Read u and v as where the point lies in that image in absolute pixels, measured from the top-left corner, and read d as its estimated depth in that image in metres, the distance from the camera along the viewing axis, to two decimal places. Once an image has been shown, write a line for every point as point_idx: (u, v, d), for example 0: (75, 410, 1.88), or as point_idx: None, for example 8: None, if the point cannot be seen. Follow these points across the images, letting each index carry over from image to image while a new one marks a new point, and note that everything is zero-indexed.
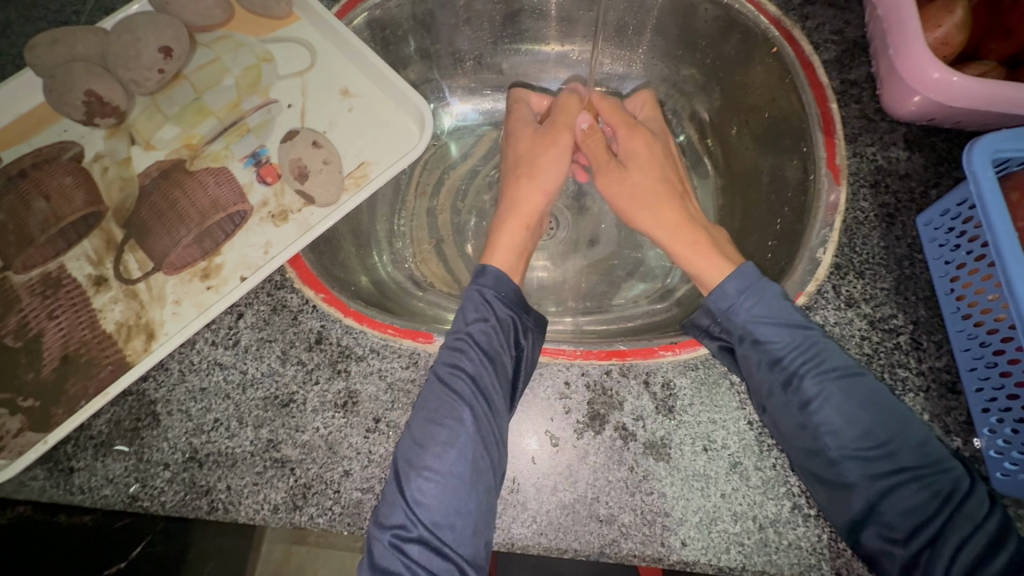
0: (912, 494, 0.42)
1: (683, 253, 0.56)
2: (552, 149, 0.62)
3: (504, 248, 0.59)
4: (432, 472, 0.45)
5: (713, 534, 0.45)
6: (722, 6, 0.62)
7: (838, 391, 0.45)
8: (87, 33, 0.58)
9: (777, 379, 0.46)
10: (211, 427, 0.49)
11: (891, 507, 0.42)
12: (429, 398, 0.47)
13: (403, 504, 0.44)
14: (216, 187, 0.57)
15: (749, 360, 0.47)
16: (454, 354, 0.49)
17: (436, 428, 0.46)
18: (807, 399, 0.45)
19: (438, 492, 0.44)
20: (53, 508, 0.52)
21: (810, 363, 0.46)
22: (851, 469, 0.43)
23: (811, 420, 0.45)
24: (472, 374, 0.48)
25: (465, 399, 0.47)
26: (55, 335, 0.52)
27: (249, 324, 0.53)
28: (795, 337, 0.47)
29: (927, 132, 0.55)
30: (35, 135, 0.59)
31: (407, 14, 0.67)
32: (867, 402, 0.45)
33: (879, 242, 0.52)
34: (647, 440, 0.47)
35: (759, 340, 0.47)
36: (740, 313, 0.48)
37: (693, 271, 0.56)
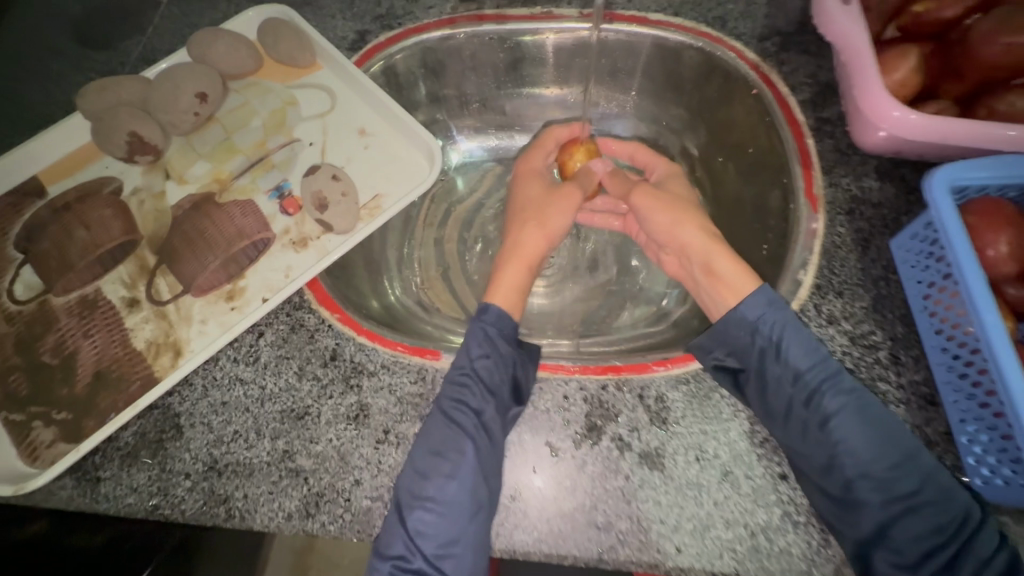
0: (919, 517, 0.44)
1: (722, 256, 0.56)
2: (561, 199, 0.63)
3: (506, 289, 0.58)
4: (433, 503, 0.47)
5: (706, 540, 0.46)
6: (706, 53, 0.68)
7: (856, 411, 0.47)
8: (131, 81, 0.65)
9: (798, 396, 0.48)
10: (231, 439, 0.53)
11: (897, 530, 0.44)
12: (432, 431, 0.49)
13: (405, 536, 0.46)
14: (241, 218, 0.61)
15: (772, 374, 0.49)
16: (458, 389, 0.51)
17: (438, 459, 0.48)
18: (826, 416, 0.47)
19: (438, 523, 0.47)
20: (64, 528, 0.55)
21: (830, 381, 0.48)
22: (863, 490, 0.45)
23: (829, 435, 0.47)
24: (476, 407, 0.50)
25: (468, 432, 0.49)
26: (90, 353, 0.56)
27: (269, 342, 0.56)
28: (817, 354, 0.49)
29: (897, 164, 0.59)
30: (79, 171, 0.65)
31: (419, 62, 0.74)
32: (872, 423, 0.46)
33: (856, 265, 0.56)
34: (642, 451, 0.49)
35: (783, 354, 0.49)
36: (770, 324, 0.50)
37: (729, 279, 0.56)
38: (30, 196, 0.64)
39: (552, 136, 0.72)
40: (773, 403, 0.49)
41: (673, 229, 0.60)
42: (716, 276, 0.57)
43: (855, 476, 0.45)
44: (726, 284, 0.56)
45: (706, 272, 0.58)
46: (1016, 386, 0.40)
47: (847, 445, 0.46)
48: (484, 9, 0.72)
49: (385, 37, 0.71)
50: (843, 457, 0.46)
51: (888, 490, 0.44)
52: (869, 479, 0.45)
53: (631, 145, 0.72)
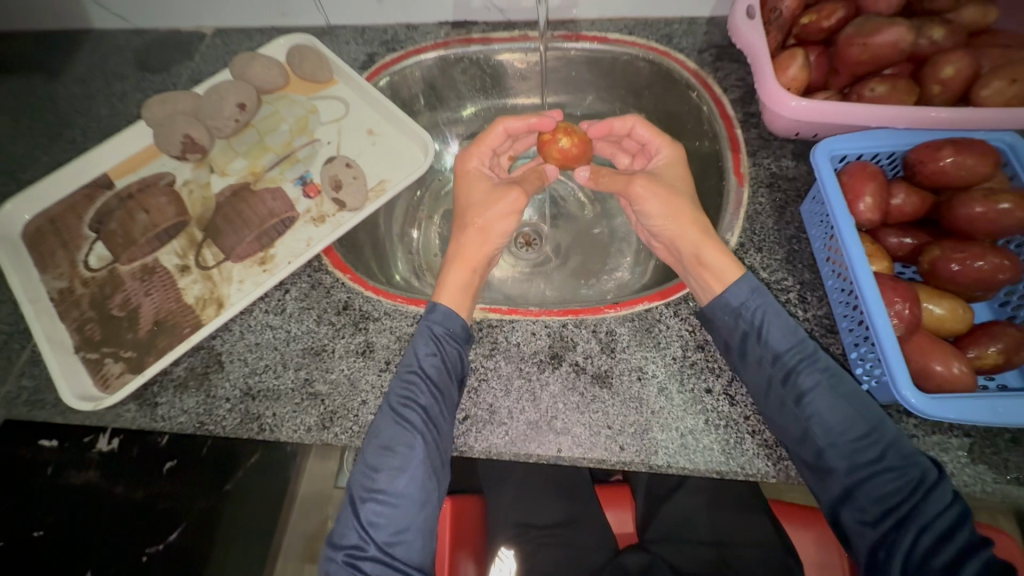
0: (884, 482, 0.52)
1: (710, 249, 0.61)
2: (501, 206, 0.68)
3: (452, 290, 0.65)
4: (385, 495, 0.56)
5: (645, 440, 0.57)
6: (656, 64, 0.82)
7: (827, 389, 0.55)
8: (186, 96, 0.81)
9: (777, 374, 0.56)
10: (262, 370, 0.65)
11: (861, 491, 0.52)
12: (385, 429, 0.57)
13: (361, 528, 0.56)
14: (272, 201, 0.75)
15: (753, 355, 0.57)
16: (408, 388, 0.58)
17: (390, 455, 0.57)
18: (802, 393, 0.55)
19: (390, 512, 0.56)
20: (116, 480, 0.75)
21: (806, 360, 0.56)
22: (832, 457, 0.53)
23: (802, 410, 0.55)
24: (423, 405, 0.58)
25: (417, 428, 0.57)
26: (151, 306, 0.69)
27: (294, 296, 0.69)
28: (795, 337, 0.57)
29: (809, 147, 0.72)
30: (141, 168, 0.80)
31: (418, 78, 0.89)
32: (841, 398, 0.54)
33: (773, 226, 0.67)
34: (594, 373, 0.61)
35: (764, 337, 0.57)
36: (752, 309, 0.58)
37: (713, 267, 0.61)
38: (101, 188, 0.78)
39: (500, 127, 0.73)
40: (755, 380, 0.57)
41: (669, 221, 0.65)
42: (703, 265, 0.61)
43: (825, 446, 0.54)
44: (712, 271, 0.61)
45: (694, 260, 0.62)
46: (896, 365, 0.51)
47: (819, 417, 0.54)
48: (472, 34, 0.87)
49: (391, 58, 0.87)
50: (815, 431, 0.54)
51: (855, 457, 0.53)
52: (838, 448, 0.53)
53: (634, 123, 0.72)
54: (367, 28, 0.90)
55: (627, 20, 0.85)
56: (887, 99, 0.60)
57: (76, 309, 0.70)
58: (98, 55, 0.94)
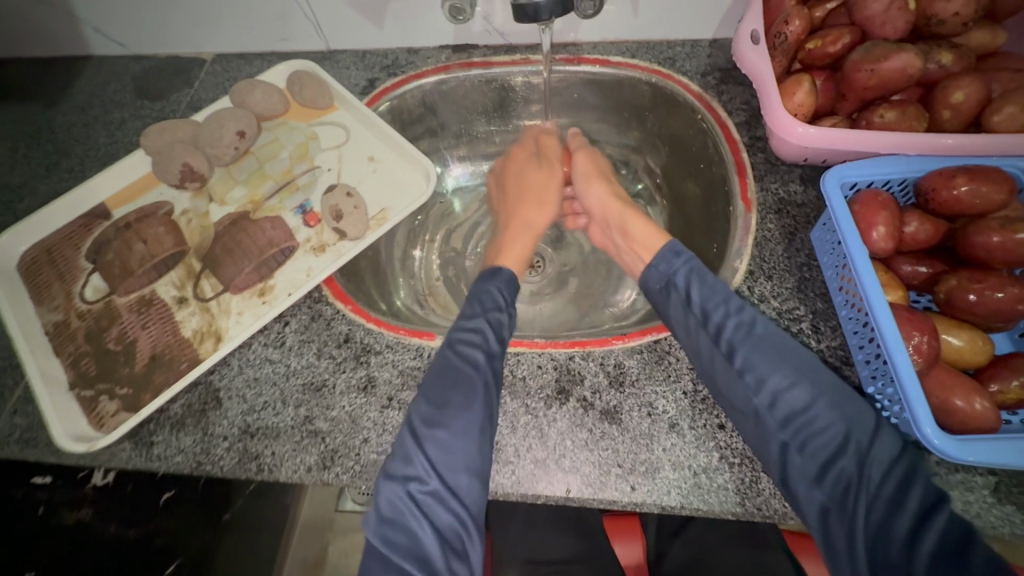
0: (823, 433, 0.51)
1: (634, 220, 0.69)
2: (552, 180, 0.79)
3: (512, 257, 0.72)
4: (446, 431, 0.54)
5: (657, 479, 0.55)
6: (658, 87, 0.81)
7: (754, 343, 0.55)
8: (185, 124, 0.80)
9: (709, 335, 0.57)
10: (261, 407, 0.63)
11: (797, 446, 0.51)
12: (447, 370, 0.58)
13: (423, 459, 0.53)
14: (272, 230, 0.74)
15: (686, 316, 0.59)
16: (473, 333, 0.60)
17: (454, 392, 0.56)
18: (732, 348, 0.55)
19: (450, 447, 0.54)
20: (110, 517, 0.72)
21: (733, 316, 0.57)
22: (768, 412, 0.52)
23: (736, 366, 0.54)
24: (487, 350, 0.59)
25: (481, 369, 0.58)
26: (147, 340, 0.68)
27: (293, 328, 0.68)
28: (720, 295, 0.58)
29: (816, 171, 0.71)
30: (139, 197, 0.79)
31: (419, 102, 0.88)
32: (773, 353, 0.54)
33: (783, 253, 0.66)
34: (603, 408, 0.59)
35: (689, 298, 0.59)
36: (680, 276, 0.61)
37: (639, 237, 0.68)
38: (98, 218, 0.77)
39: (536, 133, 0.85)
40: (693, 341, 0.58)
41: (603, 203, 0.75)
42: (630, 237, 0.69)
43: (761, 403, 0.53)
44: (640, 242, 0.68)
45: (624, 235, 0.70)
46: (917, 403, 0.49)
47: (755, 373, 0.54)
48: (472, 58, 0.86)
49: (391, 83, 0.86)
50: (751, 387, 0.53)
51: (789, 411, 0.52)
52: (773, 402, 0.53)
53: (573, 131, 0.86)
54: (367, 52, 0.89)
55: (628, 43, 0.84)
56: (896, 126, 0.59)
57: (70, 343, 0.68)
58: (97, 81, 0.93)
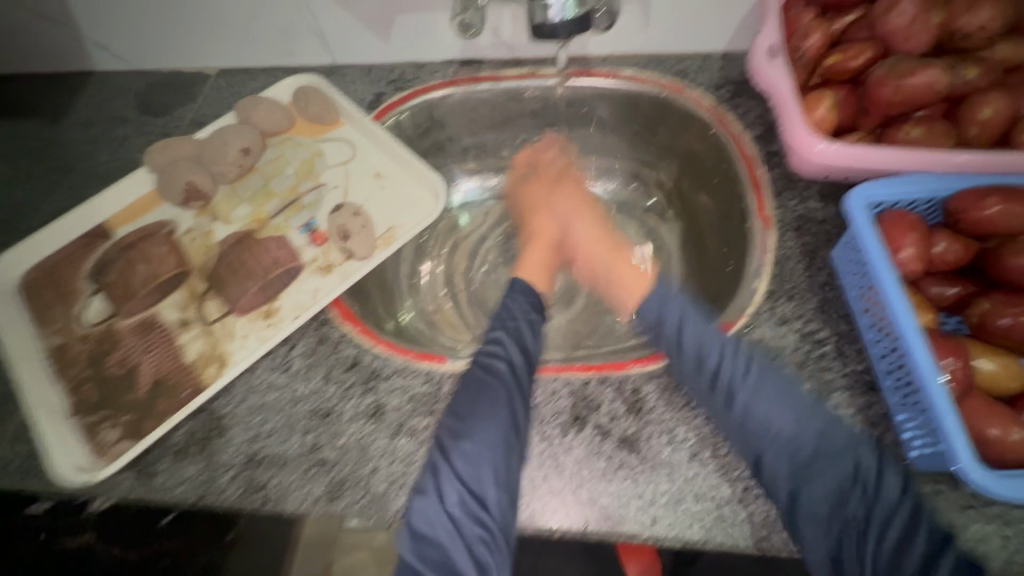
0: (825, 473, 0.53)
1: (618, 268, 0.81)
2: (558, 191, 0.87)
3: (533, 267, 0.79)
4: (471, 444, 0.55)
5: (679, 511, 0.53)
6: (670, 100, 0.80)
7: (756, 396, 0.56)
8: (189, 141, 0.79)
9: (706, 377, 0.57)
10: (267, 435, 0.61)
11: (805, 494, 0.52)
12: (470, 381, 0.59)
13: (452, 473, 0.54)
14: (277, 250, 0.73)
15: (682, 355, 0.60)
16: (492, 347, 0.63)
17: (478, 403, 0.58)
18: (731, 391, 0.56)
19: (478, 460, 0.55)
20: (111, 541, 0.68)
21: (738, 378, 0.57)
22: (772, 458, 0.53)
23: (736, 408, 0.56)
24: (508, 362, 0.61)
25: (504, 378, 0.59)
26: (150, 365, 0.66)
27: (300, 352, 0.66)
28: (715, 338, 0.60)
29: (836, 187, 0.69)
30: (141, 215, 0.76)
31: (426, 116, 0.87)
32: (779, 397, 0.56)
33: (804, 273, 0.64)
34: (621, 436, 0.57)
35: (683, 343, 0.60)
36: (675, 327, 0.63)
37: (624, 283, 0.78)
38: (99, 237, 0.75)
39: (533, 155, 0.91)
40: (686, 375, 0.58)
41: (591, 239, 0.83)
42: (614, 274, 0.81)
43: (763, 446, 0.54)
44: (629, 280, 0.77)
45: (608, 268, 0.82)
46: (954, 433, 0.47)
47: (756, 416, 0.55)
48: (481, 72, 0.85)
49: (398, 97, 0.84)
50: (755, 428, 0.54)
51: (791, 457, 0.53)
52: (778, 450, 0.53)
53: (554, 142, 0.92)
54: (374, 67, 0.88)
55: (640, 56, 0.83)
56: (922, 143, 0.58)
57: (71, 368, 0.66)
58: (100, 98, 0.92)
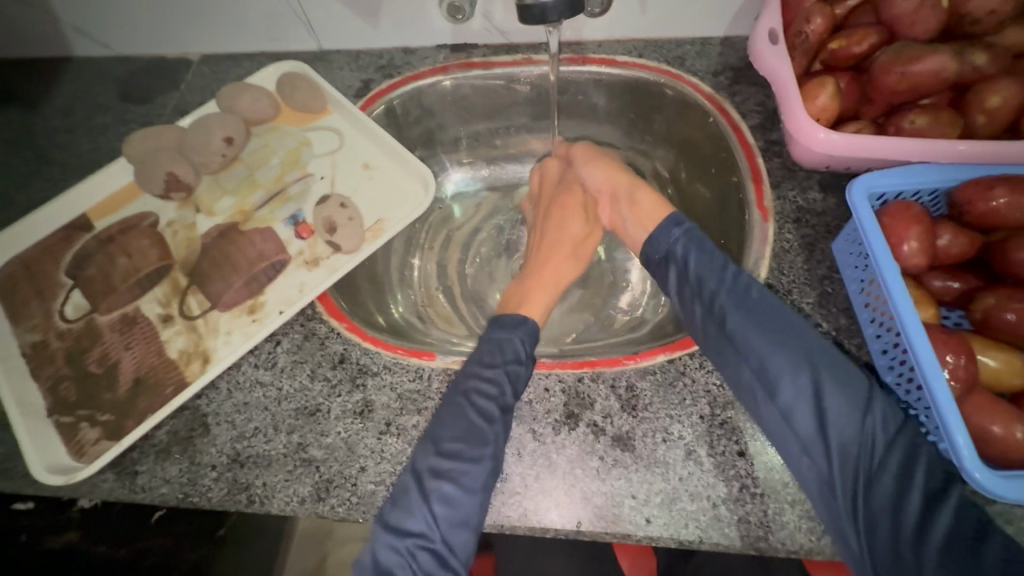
0: (821, 400, 0.50)
1: (641, 189, 0.70)
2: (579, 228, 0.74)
3: (535, 301, 0.67)
4: (452, 485, 0.52)
5: (674, 511, 0.52)
6: (667, 87, 0.77)
7: (745, 315, 0.55)
8: (170, 130, 0.76)
9: (704, 303, 0.58)
10: (251, 434, 0.60)
11: (795, 423, 0.50)
12: (457, 419, 0.55)
13: (427, 514, 0.51)
14: (262, 243, 0.71)
15: (679, 285, 0.61)
16: (487, 385, 0.56)
17: (463, 445, 0.53)
18: (724, 314, 0.56)
19: (456, 505, 0.51)
20: (95, 539, 0.68)
21: (734, 293, 0.57)
22: (764, 375, 0.52)
23: (732, 338, 0.55)
24: (500, 403, 0.55)
25: (495, 420, 0.54)
26: (131, 362, 0.64)
27: (285, 348, 0.64)
28: (716, 262, 0.59)
29: (836, 177, 0.67)
30: (121, 207, 0.74)
31: (416, 104, 0.84)
32: (766, 320, 0.54)
33: (803, 266, 0.62)
34: (615, 435, 0.56)
35: (686, 265, 0.61)
36: (678, 250, 0.63)
37: (644, 212, 0.69)
38: (77, 230, 0.72)
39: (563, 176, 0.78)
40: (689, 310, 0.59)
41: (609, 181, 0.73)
42: (636, 208, 0.69)
43: (761, 362, 0.53)
44: (644, 210, 0.69)
45: (629, 205, 0.70)
46: (956, 432, 0.45)
47: (749, 341, 0.54)
48: (472, 58, 0.82)
49: (386, 85, 0.81)
50: (749, 356, 0.53)
51: (784, 379, 0.52)
52: (768, 372, 0.52)
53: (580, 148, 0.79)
54: (361, 53, 0.85)
55: (636, 42, 0.80)
56: (927, 132, 0.56)
57: (50, 366, 0.64)
58: (78, 85, 0.89)
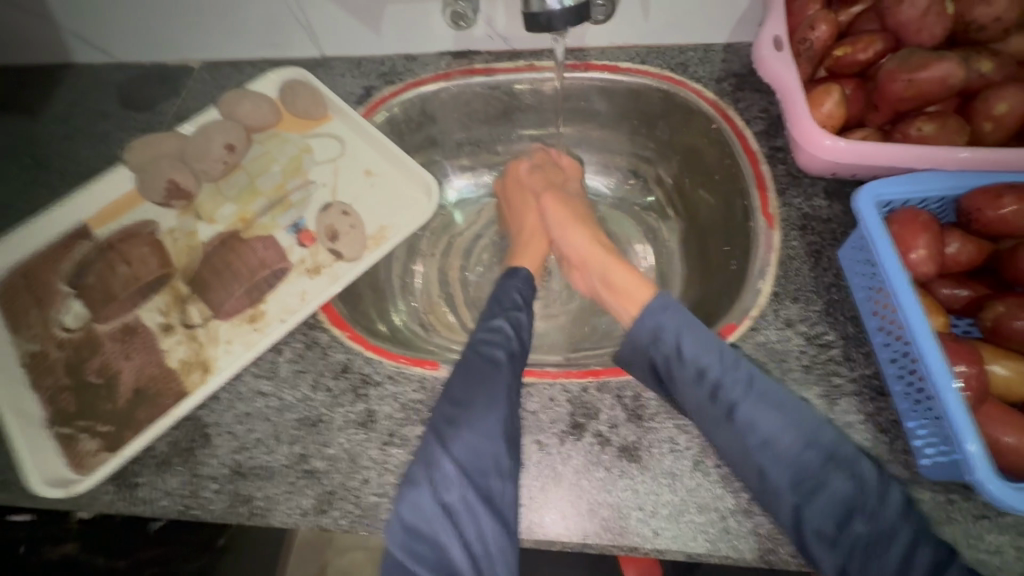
0: (834, 492, 0.48)
1: (621, 268, 0.67)
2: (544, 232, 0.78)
3: (528, 296, 0.69)
4: (470, 431, 0.52)
5: (682, 523, 0.51)
6: (670, 93, 0.77)
7: (755, 404, 0.51)
8: (170, 137, 0.75)
9: (704, 392, 0.52)
10: (253, 445, 0.59)
11: (809, 510, 0.48)
12: (465, 371, 0.56)
13: (451, 459, 0.51)
14: (263, 250, 0.70)
15: (677, 373, 0.54)
16: (490, 342, 0.59)
17: (475, 393, 0.54)
18: (732, 405, 0.51)
19: (477, 449, 0.51)
20: (96, 550, 0.66)
21: (737, 385, 0.52)
22: (771, 462, 0.49)
23: (736, 424, 0.50)
24: (505, 357, 0.57)
25: (502, 373, 0.56)
26: (131, 372, 0.63)
27: (287, 358, 0.63)
28: (714, 348, 0.54)
29: (841, 184, 0.67)
30: (122, 215, 0.74)
31: (418, 110, 0.84)
32: (774, 406, 0.51)
33: (809, 274, 0.62)
34: (621, 445, 0.55)
35: (683, 355, 0.54)
36: (671, 335, 0.55)
37: (623, 295, 0.65)
38: (77, 238, 0.72)
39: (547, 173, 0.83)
40: (686, 397, 0.53)
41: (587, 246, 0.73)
42: (614, 289, 0.66)
43: (765, 462, 0.49)
44: (625, 293, 0.65)
45: (605, 284, 0.68)
46: (969, 443, 0.45)
47: (756, 429, 0.50)
48: (474, 64, 0.82)
49: (388, 91, 0.81)
50: (754, 443, 0.49)
51: (794, 471, 0.48)
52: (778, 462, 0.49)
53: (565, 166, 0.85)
54: (362, 60, 0.85)
55: (639, 48, 0.80)
56: (933, 139, 0.55)
57: (48, 376, 0.63)
58: (78, 92, 0.88)
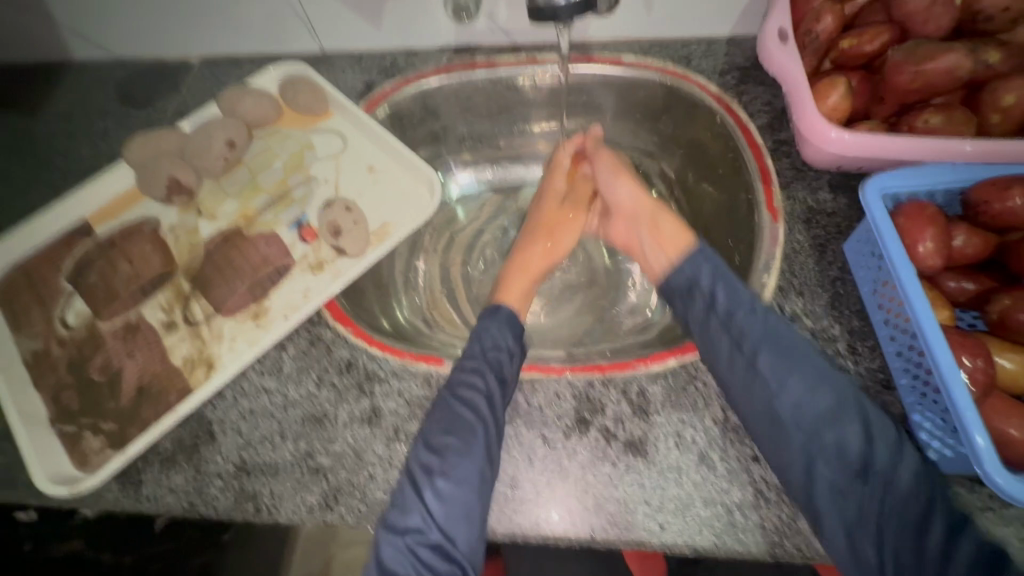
0: (845, 451, 0.49)
1: (665, 214, 0.66)
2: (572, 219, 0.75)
3: (517, 289, 0.68)
4: (446, 479, 0.51)
5: (688, 518, 0.51)
6: (673, 87, 0.77)
7: (767, 346, 0.53)
8: (170, 134, 0.75)
9: (729, 339, 0.54)
10: (258, 442, 0.59)
11: (820, 488, 0.48)
12: (441, 411, 0.54)
13: (424, 510, 0.50)
14: (266, 247, 0.70)
15: (703, 318, 0.57)
16: (471, 373, 0.56)
17: (449, 437, 0.53)
18: (754, 354, 0.53)
19: (449, 500, 0.50)
20: (99, 547, 0.67)
21: (760, 332, 0.54)
22: (788, 422, 0.50)
23: (758, 371, 0.52)
24: (485, 393, 0.54)
25: (481, 413, 0.53)
26: (134, 369, 0.63)
27: (291, 354, 0.63)
28: (740, 297, 0.56)
29: (846, 178, 0.66)
30: (122, 212, 0.73)
31: (419, 105, 0.83)
32: (786, 353, 0.52)
33: (814, 267, 0.62)
34: (627, 439, 0.55)
35: (715, 300, 0.57)
36: (704, 282, 0.58)
37: (659, 243, 0.65)
38: (78, 235, 0.71)
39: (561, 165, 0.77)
40: (710, 347, 0.55)
41: (634, 199, 0.70)
42: (657, 232, 0.66)
43: (782, 411, 0.51)
44: (665, 236, 0.65)
45: (650, 231, 0.67)
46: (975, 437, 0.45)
47: (773, 375, 0.52)
48: (477, 58, 0.81)
49: (390, 86, 0.81)
50: (775, 398, 0.51)
51: (809, 437, 0.49)
52: (791, 415, 0.50)
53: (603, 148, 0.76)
54: (364, 55, 0.84)
55: (642, 42, 0.79)
56: (940, 131, 0.55)
57: (51, 374, 0.63)
58: (78, 89, 0.88)
